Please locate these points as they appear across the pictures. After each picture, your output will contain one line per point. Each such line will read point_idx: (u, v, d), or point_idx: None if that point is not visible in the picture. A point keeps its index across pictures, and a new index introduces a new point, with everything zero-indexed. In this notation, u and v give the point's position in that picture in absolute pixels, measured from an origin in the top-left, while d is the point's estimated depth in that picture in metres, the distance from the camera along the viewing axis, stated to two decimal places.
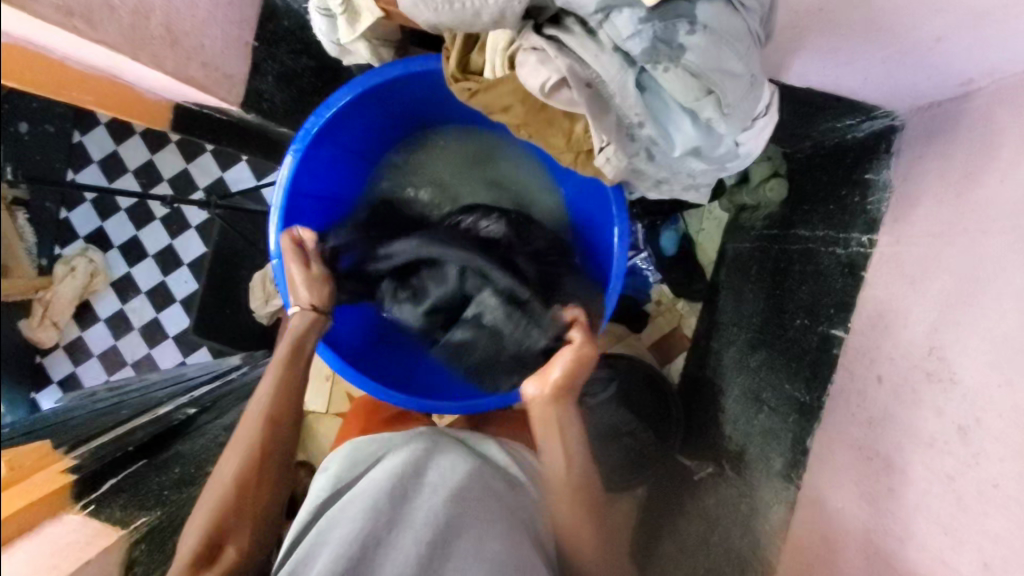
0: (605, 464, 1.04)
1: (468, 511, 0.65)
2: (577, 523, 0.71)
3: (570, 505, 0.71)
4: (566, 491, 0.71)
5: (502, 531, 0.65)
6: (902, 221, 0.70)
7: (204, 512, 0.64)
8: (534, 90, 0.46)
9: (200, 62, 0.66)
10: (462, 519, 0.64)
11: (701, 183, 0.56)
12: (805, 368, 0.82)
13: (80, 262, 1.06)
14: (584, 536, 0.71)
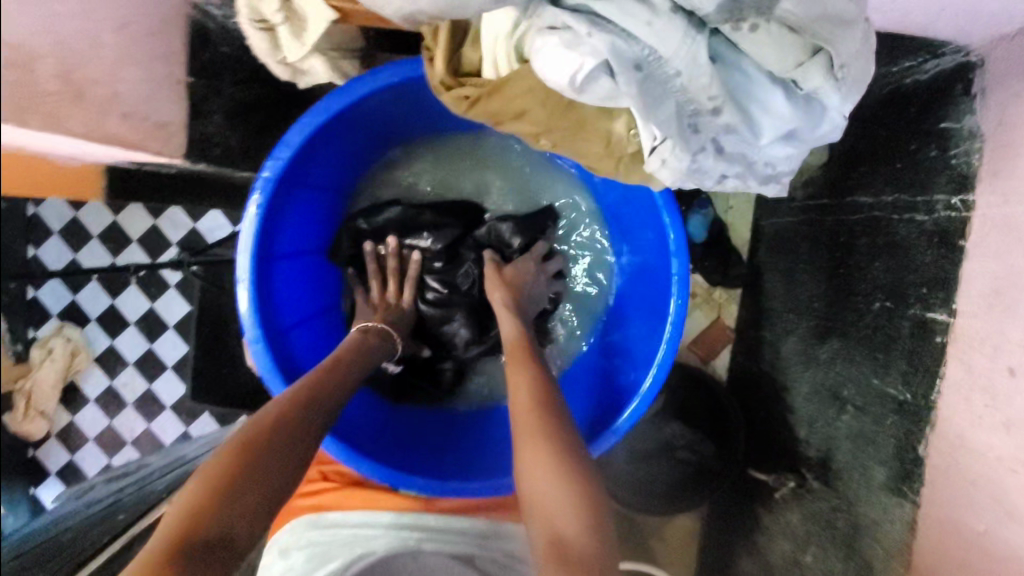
0: (657, 482, 1.03)
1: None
2: (562, 510, 0.54)
3: (535, 440, 0.60)
4: (527, 418, 0.62)
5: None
6: (1008, 175, 0.57)
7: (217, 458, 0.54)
8: (559, 87, 0.36)
9: (121, 113, 0.51)
10: None
11: (781, 173, 0.43)
12: (899, 359, 0.69)
13: (55, 342, 1.21)
14: (560, 500, 0.55)
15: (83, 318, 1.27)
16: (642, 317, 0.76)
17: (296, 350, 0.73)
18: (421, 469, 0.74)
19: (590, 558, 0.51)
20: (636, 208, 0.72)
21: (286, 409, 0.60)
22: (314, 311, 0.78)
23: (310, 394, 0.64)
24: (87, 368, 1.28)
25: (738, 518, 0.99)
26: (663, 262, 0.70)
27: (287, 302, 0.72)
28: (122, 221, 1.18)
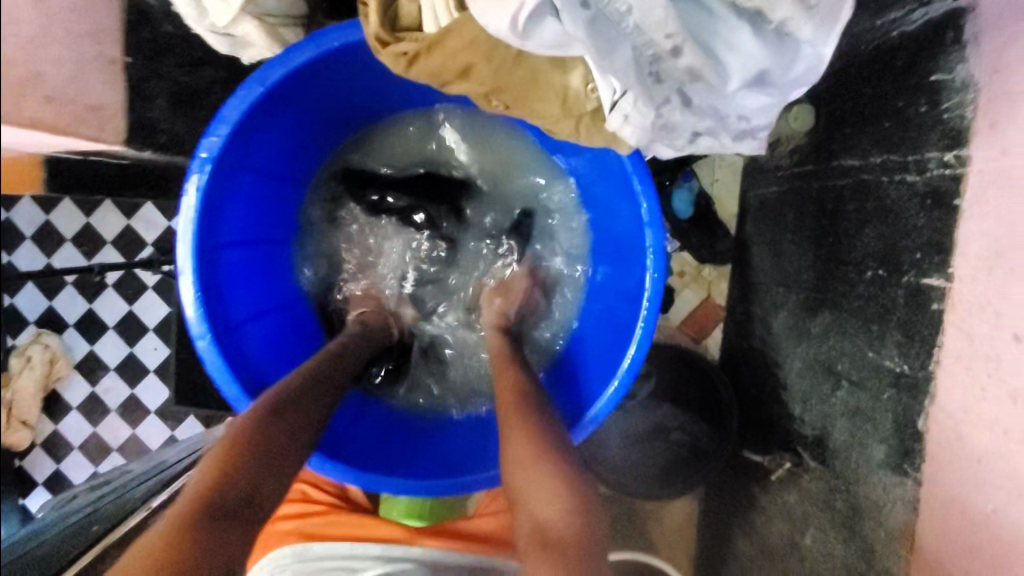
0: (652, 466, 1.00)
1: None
2: (547, 495, 0.58)
3: (525, 443, 0.62)
4: (513, 418, 0.65)
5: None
6: (1005, 125, 0.53)
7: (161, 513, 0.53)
8: (504, 34, 0.36)
9: (44, 96, 0.48)
10: None
11: (757, 129, 0.44)
12: (894, 330, 0.66)
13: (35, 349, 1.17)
14: (549, 499, 0.58)
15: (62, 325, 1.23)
16: (609, 300, 0.75)
17: (255, 344, 0.70)
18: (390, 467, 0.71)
19: (574, 539, 0.56)
20: (603, 178, 0.70)
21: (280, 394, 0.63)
22: (278, 301, 0.76)
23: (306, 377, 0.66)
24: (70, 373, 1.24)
25: (736, 500, 0.96)
26: (636, 238, 0.67)
27: (242, 294, 0.70)
28: (93, 224, 1.14)
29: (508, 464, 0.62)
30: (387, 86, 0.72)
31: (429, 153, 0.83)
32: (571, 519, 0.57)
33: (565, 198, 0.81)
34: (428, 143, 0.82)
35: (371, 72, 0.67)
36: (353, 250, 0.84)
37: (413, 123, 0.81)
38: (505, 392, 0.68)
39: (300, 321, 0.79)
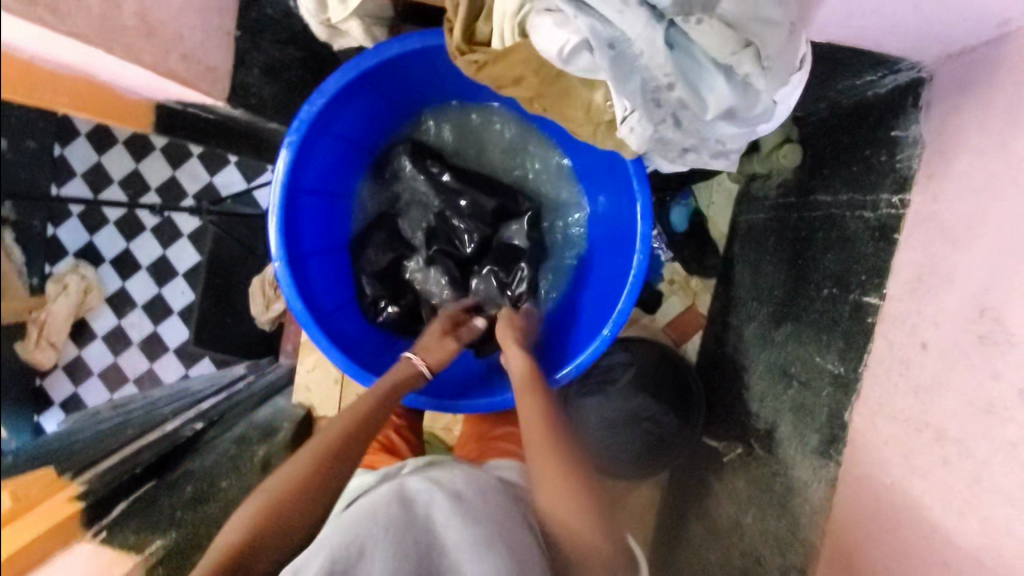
0: (625, 452, 1.05)
1: (404, 533, 0.62)
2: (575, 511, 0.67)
3: (554, 473, 0.69)
4: (542, 449, 0.71)
5: (502, 531, 0.64)
6: (939, 177, 0.65)
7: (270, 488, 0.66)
8: (551, 56, 0.46)
9: (180, 54, 0.64)
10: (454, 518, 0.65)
11: (730, 149, 0.56)
12: (838, 338, 0.78)
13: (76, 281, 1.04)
14: (581, 520, 0.66)
15: (101, 259, 1.13)
16: (603, 283, 0.85)
17: (313, 278, 0.82)
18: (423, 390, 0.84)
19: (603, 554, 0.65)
20: (612, 178, 0.81)
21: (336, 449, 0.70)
22: (331, 248, 0.88)
23: (359, 428, 0.72)
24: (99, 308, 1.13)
25: (693, 486, 1.07)
26: (630, 232, 0.79)
27: (308, 234, 0.82)
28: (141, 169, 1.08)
29: (540, 488, 0.70)
30: (453, 81, 0.84)
31: (467, 138, 0.93)
32: (594, 531, 0.66)
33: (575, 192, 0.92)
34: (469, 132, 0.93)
35: (443, 68, 0.78)
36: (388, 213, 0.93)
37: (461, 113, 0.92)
38: (535, 424, 0.74)
39: (342, 267, 0.90)
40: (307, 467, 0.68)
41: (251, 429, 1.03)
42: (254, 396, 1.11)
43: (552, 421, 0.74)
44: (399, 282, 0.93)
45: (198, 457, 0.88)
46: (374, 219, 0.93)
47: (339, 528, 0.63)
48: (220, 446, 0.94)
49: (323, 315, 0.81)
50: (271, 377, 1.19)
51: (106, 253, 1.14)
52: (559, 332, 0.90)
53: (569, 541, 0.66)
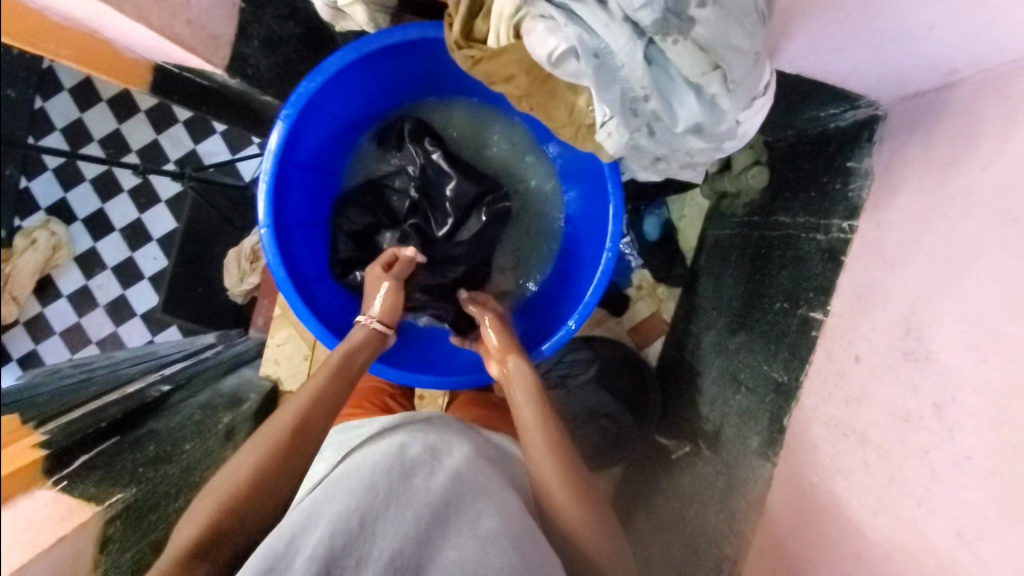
0: (582, 446, 1.07)
1: (410, 500, 0.58)
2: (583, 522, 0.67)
3: (556, 470, 0.69)
4: (548, 450, 0.70)
5: (505, 510, 0.61)
6: (883, 207, 0.72)
7: (225, 481, 0.63)
8: (541, 59, 0.49)
9: (186, 20, 0.67)
10: (449, 489, 0.60)
11: (697, 162, 0.62)
12: (784, 349, 0.85)
13: (41, 235, 1.10)
14: (579, 517, 0.67)
15: (72, 216, 1.16)
16: (578, 281, 0.89)
17: (296, 248, 0.85)
18: (401, 364, 0.87)
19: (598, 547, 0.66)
20: (592, 178, 0.84)
21: (277, 450, 0.66)
22: (315, 220, 0.90)
23: (303, 426, 0.68)
24: (66, 264, 1.16)
25: (642, 481, 1.12)
26: (603, 228, 0.83)
27: (294, 205, 0.84)
28: (123, 130, 1.13)
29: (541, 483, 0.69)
30: (453, 74, 0.87)
31: (460, 128, 0.96)
32: (601, 541, 0.66)
33: (556, 192, 0.96)
34: (461, 124, 0.96)
35: (443, 60, 0.81)
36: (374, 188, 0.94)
37: (457, 105, 0.95)
38: (528, 420, 0.74)
39: (325, 241, 0.93)
40: (249, 470, 0.64)
41: (217, 397, 1.03)
42: (222, 365, 1.11)
43: (552, 431, 0.72)
44: (374, 246, 0.94)
45: (163, 419, 0.89)
46: (360, 185, 0.94)
47: (338, 497, 0.58)
48: (185, 411, 0.94)
49: (302, 285, 0.84)
50: (238, 348, 1.18)
51: (76, 211, 1.17)
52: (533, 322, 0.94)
53: (577, 549, 0.66)
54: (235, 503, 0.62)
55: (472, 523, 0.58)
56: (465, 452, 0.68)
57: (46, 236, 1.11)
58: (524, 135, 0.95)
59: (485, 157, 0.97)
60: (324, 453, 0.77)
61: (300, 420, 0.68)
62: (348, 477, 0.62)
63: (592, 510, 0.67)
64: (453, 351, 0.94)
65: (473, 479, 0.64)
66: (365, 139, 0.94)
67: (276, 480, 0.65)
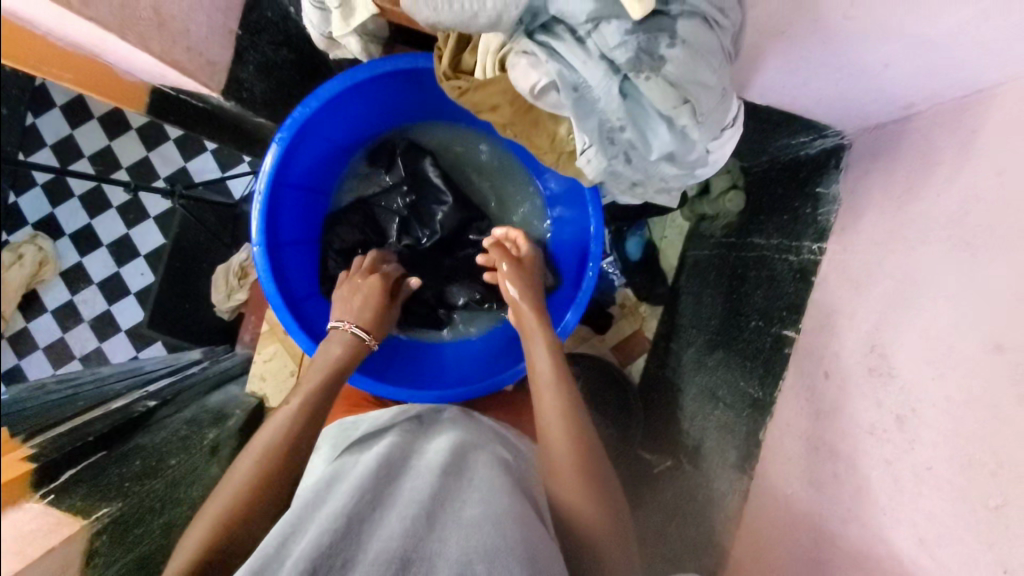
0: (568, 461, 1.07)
1: (396, 497, 0.59)
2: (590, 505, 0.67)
3: (570, 452, 0.71)
4: (563, 432, 0.72)
5: (493, 498, 0.62)
6: (849, 231, 0.76)
7: (221, 501, 0.63)
8: (524, 91, 0.53)
9: (185, 46, 0.70)
10: (436, 482, 0.62)
11: (671, 187, 0.66)
12: (759, 366, 0.88)
13: (28, 249, 0.93)
14: (588, 501, 0.67)
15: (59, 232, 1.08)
16: (561, 299, 0.93)
17: (287, 266, 0.87)
18: (388, 379, 0.89)
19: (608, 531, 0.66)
20: (575, 202, 0.88)
21: (263, 468, 0.66)
22: (306, 238, 0.92)
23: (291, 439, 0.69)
24: (53, 279, 1.02)
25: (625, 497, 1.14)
26: (585, 251, 0.87)
27: (286, 224, 0.86)
28: (114, 148, 1.08)
29: (557, 465, 0.71)
30: (442, 101, 0.90)
31: (449, 152, 0.99)
32: (606, 527, 0.66)
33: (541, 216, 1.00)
34: (451, 148, 0.99)
35: (433, 88, 0.85)
36: (362, 207, 0.97)
37: (446, 130, 0.98)
38: (549, 404, 0.75)
39: (315, 258, 0.95)
40: (232, 498, 0.63)
41: (203, 413, 1.04)
42: (208, 381, 1.12)
43: (569, 417, 0.74)
44: None
45: (150, 434, 0.89)
46: (350, 204, 0.97)
47: (328, 505, 0.58)
48: (171, 426, 0.94)
49: (292, 302, 0.85)
50: (226, 365, 1.19)
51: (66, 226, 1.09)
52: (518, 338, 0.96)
53: (582, 537, 0.66)
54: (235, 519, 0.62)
55: (458, 510, 0.59)
56: (452, 444, 0.71)
57: (33, 249, 0.95)
58: (511, 159, 0.98)
59: (474, 180, 1.00)
60: (321, 446, 0.79)
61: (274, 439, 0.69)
62: (334, 485, 0.63)
63: (602, 497, 0.68)
64: (440, 367, 0.96)
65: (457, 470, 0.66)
66: (357, 158, 0.97)
67: (264, 495, 0.65)
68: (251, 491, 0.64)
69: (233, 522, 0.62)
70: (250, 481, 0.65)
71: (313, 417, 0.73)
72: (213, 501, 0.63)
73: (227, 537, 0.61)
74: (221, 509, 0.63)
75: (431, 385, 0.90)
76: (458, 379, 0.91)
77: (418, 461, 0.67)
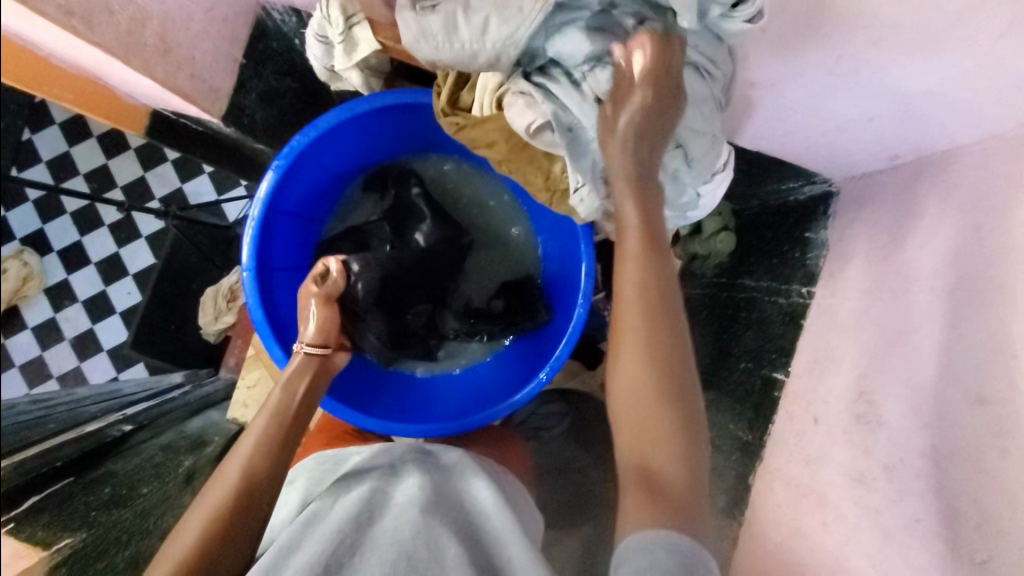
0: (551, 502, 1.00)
1: (375, 541, 0.60)
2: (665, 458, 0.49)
3: (645, 380, 0.50)
4: (635, 324, 0.51)
5: (470, 541, 0.63)
6: (837, 277, 0.77)
7: (188, 534, 0.62)
8: (519, 129, 0.54)
9: (189, 73, 0.72)
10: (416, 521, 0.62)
11: (663, 229, 0.67)
12: (749, 408, 0.87)
13: None
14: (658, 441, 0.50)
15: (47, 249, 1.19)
16: (549, 338, 0.92)
17: (276, 292, 0.86)
18: (374, 413, 0.87)
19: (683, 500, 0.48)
20: (567, 239, 0.89)
21: (229, 497, 0.65)
22: (296, 265, 0.92)
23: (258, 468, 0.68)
24: None
25: None
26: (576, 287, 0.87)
27: (278, 249, 0.86)
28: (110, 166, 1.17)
29: (618, 381, 0.52)
30: (439, 135, 0.92)
31: (444, 184, 1.00)
32: (685, 487, 0.48)
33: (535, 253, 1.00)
34: (447, 181, 1.00)
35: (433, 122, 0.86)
36: (353, 235, 0.96)
37: (442, 162, 0.99)
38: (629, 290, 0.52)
39: (305, 285, 0.94)
40: (197, 531, 0.62)
41: (181, 439, 1.00)
42: (189, 408, 1.08)
43: (646, 344, 0.50)
44: None
45: (122, 460, 0.86)
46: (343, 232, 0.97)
47: (303, 552, 0.59)
48: (146, 452, 0.91)
49: (279, 329, 0.84)
50: (210, 390, 1.15)
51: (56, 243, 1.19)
52: (507, 375, 0.95)
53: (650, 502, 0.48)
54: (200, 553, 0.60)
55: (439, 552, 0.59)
56: (430, 480, 0.71)
57: None
58: (504, 193, 0.99)
59: (469, 213, 1.00)
60: (295, 479, 0.78)
61: (249, 465, 0.68)
62: (313, 527, 0.64)
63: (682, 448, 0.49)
64: (427, 402, 0.94)
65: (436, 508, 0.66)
66: (352, 188, 0.98)
67: (239, 524, 0.64)
68: (216, 523, 0.63)
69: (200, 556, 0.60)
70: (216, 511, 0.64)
71: (276, 446, 0.71)
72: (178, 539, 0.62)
73: (199, 574, 0.59)
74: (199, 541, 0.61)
75: (411, 419, 0.88)
76: (444, 416, 0.89)
77: (397, 497, 0.68)
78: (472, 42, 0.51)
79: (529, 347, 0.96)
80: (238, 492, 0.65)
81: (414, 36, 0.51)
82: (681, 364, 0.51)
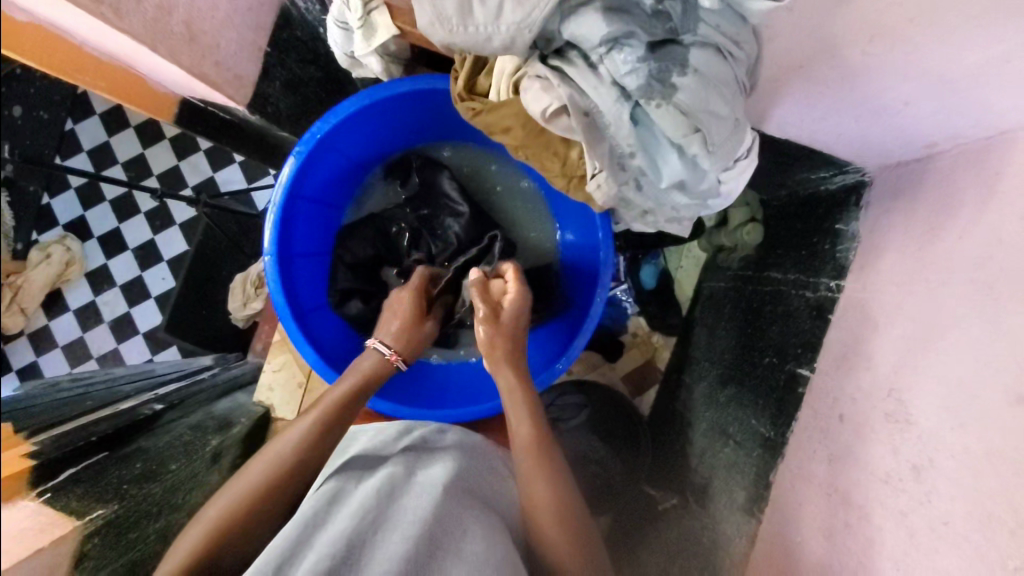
0: None
1: (398, 521, 0.63)
2: (545, 486, 0.68)
3: (536, 466, 0.69)
4: (533, 456, 0.71)
5: (488, 533, 0.64)
6: (868, 270, 0.74)
7: (220, 507, 0.63)
8: (535, 114, 0.53)
9: (213, 61, 0.72)
10: (441, 508, 0.65)
11: (682, 217, 0.66)
12: (772, 404, 0.85)
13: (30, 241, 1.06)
14: (553, 512, 0.66)
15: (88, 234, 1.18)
16: (567, 326, 0.92)
17: (297, 278, 0.87)
18: (389, 396, 0.88)
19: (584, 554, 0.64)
20: (586, 227, 0.88)
21: (265, 479, 0.66)
22: (317, 251, 0.94)
23: (302, 455, 0.69)
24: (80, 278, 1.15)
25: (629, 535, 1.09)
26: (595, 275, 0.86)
27: (299, 236, 0.88)
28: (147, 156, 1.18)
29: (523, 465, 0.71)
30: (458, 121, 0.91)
31: (463, 171, 1.00)
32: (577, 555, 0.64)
33: (552, 238, 1.00)
34: (467, 166, 1.00)
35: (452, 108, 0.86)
36: (373, 221, 0.97)
37: (461, 148, 0.99)
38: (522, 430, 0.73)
39: (326, 270, 0.96)
40: (230, 505, 0.63)
41: (209, 419, 1.02)
42: (218, 388, 1.11)
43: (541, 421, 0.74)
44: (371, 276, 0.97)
45: (153, 437, 0.89)
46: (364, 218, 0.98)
47: (329, 529, 0.60)
48: (176, 431, 0.94)
49: (300, 313, 0.86)
50: (235, 373, 1.17)
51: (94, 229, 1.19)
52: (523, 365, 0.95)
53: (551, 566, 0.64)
54: (226, 527, 0.62)
55: (458, 541, 0.61)
56: (454, 468, 0.74)
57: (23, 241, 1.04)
58: (523, 179, 0.99)
59: (488, 199, 1.00)
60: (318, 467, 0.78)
61: (291, 453, 0.69)
62: (337, 506, 0.65)
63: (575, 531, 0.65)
64: (441, 388, 0.95)
65: (457, 497, 0.68)
66: (373, 175, 0.99)
67: (267, 510, 0.65)
68: (252, 504, 0.64)
69: (226, 531, 0.62)
70: (251, 491, 0.65)
71: (322, 436, 0.71)
72: (211, 509, 0.63)
73: (225, 545, 0.61)
74: (221, 518, 0.62)
75: (428, 407, 0.89)
76: (458, 402, 0.90)
77: (420, 483, 0.70)
78: (486, 25, 0.51)
79: (546, 335, 0.96)
80: (272, 475, 0.67)
81: (430, 20, 0.51)
82: (572, 490, 0.69)
